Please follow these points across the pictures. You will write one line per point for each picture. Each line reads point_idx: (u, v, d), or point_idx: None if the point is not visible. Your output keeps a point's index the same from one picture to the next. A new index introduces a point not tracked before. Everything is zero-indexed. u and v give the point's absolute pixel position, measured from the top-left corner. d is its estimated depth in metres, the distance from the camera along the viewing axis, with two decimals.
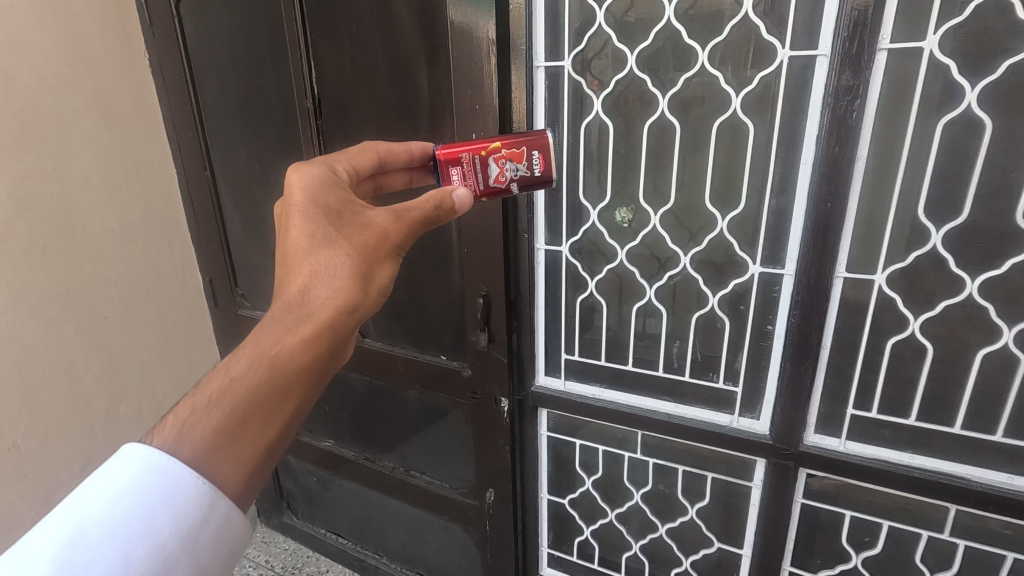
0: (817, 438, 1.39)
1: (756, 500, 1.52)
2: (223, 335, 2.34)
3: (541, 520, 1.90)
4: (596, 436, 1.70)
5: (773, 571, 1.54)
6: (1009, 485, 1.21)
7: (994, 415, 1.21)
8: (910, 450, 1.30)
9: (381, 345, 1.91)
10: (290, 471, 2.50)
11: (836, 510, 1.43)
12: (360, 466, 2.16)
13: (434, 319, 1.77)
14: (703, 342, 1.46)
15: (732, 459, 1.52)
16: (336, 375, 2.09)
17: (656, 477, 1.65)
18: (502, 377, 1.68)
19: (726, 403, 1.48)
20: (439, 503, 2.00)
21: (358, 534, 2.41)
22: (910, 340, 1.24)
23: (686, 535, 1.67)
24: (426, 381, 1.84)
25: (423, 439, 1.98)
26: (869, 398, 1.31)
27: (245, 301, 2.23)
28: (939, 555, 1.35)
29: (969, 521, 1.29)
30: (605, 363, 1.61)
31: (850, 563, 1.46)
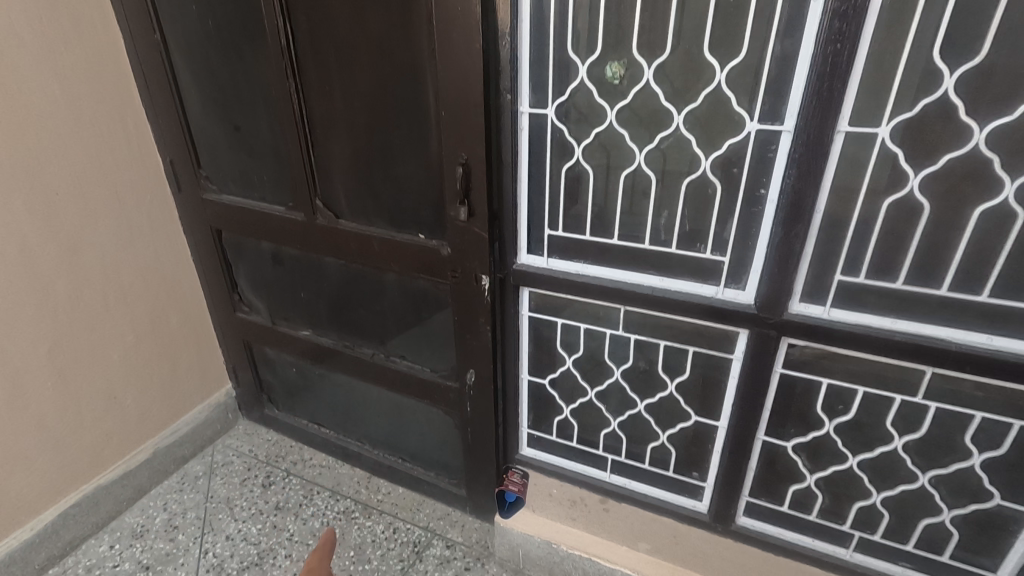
0: (801, 307, 1.37)
1: (735, 372, 1.53)
2: (189, 222, 2.22)
3: (522, 401, 1.92)
4: (578, 316, 1.68)
5: (746, 440, 1.59)
6: (988, 346, 1.22)
7: (982, 276, 1.19)
8: (893, 315, 1.29)
9: (355, 225, 1.83)
10: (268, 363, 2.48)
11: (813, 379, 1.45)
12: (340, 353, 2.15)
13: (412, 195, 1.68)
14: (692, 212, 1.41)
15: (713, 333, 1.51)
16: (312, 259, 2.03)
17: (637, 354, 1.65)
18: (482, 254, 1.62)
19: (711, 275, 1.45)
20: (421, 386, 2.01)
21: (340, 423, 2.43)
22: (907, 198, 1.19)
23: (664, 410, 1.70)
24: (404, 263, 1.78)
25: (402, 324, 1.95)
26: (858, 263, 1.28)
27: (210, 184, 2.09)
28: (910, 418, 1.38)
29: (943, 384, 1.31)
30: (589, 238, 1.55)
31: (823, 430, 1.50)
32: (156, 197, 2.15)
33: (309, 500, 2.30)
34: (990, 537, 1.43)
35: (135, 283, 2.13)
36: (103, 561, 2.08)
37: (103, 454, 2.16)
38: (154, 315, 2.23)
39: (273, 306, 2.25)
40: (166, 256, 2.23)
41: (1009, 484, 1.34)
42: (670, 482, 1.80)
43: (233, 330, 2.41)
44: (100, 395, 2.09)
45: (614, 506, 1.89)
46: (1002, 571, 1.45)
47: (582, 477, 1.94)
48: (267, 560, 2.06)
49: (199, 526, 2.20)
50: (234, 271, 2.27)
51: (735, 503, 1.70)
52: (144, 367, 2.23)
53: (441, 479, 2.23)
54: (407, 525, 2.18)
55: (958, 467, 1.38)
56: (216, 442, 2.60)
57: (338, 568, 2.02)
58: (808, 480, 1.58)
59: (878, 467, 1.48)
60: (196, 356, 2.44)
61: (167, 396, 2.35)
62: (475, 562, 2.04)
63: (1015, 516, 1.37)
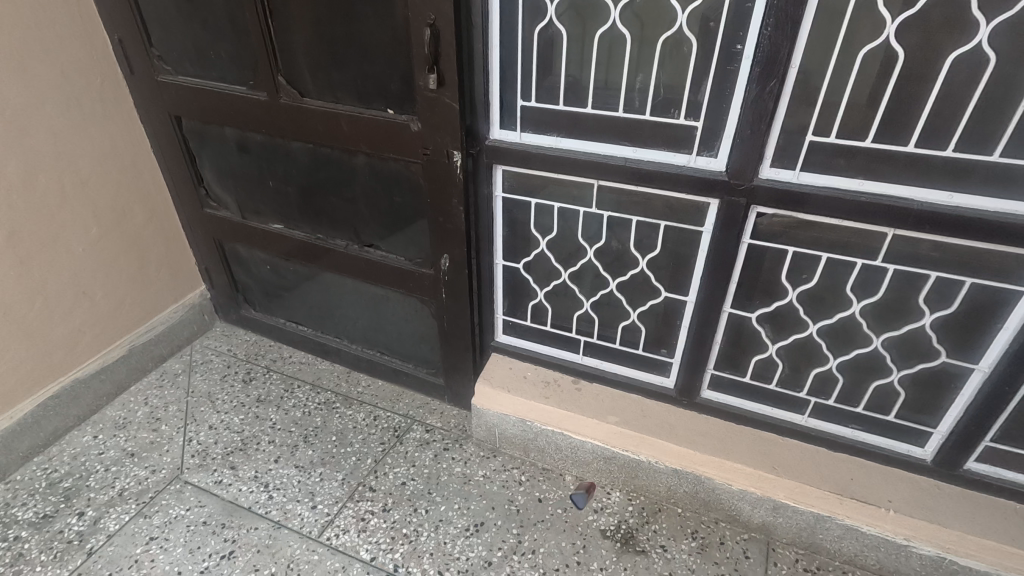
0: (771, 173, 1.38)
1: (705, 245, 1.55)
2: (146, 110, 2.11)
3: (497, 288, 1.95)
4: (552, 195, 1.67)
5: (713, 313, 1.63)
6: (948, 204, 1.25)
7: (948, 130, 1.20)
8: (860, 177, 1.30)
9: (321, 104, 1.75)
10: (241, 262, 2.44)
11: (780, 249, 1.48)
12: (313, 246, 2.13)
13: (379, 67, 1.62)
14: (667, 75, 1.37)
15: (684, 205, 1.52)
16: (278, 146, 1.96)
17: (610, 232, 1.66)
18: (454, 128, 1.59)
19: (684, 144, 1.44)
20: (396, 275, 2.02)
21: (317, 321, 2.44)
22: (882, 48, 1.17)
23: (635, 289, 1.73)
24: (374, 143, 1.73)
25: (375, 211, 1.93)
26: (829, 122, 1.27)
27: (165, 66, 1.97)
28: (869, 283, 1.43)
29: (903, 246, 1.35)
30: (563, 109, 1.51)
31: (786, 300, 1.55)
32: (107, 80, 2.02)
33: (290, 392, 2.34)
34: (934, 395, 1.52)
35: (93, 173, 2.05)
36: (87, 449, 2.11)
37: (77, 348, 2.15)
38: (118, 208, 2.17)
39: (241, 200, 2.20)
40: (125, 145, 2.13)
41: (955, 342, 1.42)
42: (640, 361, 1.86)
43: (203, 228, 2.36)
44: (68, 288, 2.05)
45: (585, 386, 1.97)
46: (942, 427, 1.55)
47: (556, 361, 1.99)
48: (251, 445, 2.12)
49: (181, 417, 2.24)
50: (198, 163, 2.19)
51: (701, 378, 1.77)
52: (112, 262, 2.19)
53: (419, 370, 2.26)
54: (387, 413, 2.24)
55: (910, 329, 1.45)
56: (194, 343, 2.60)
57: (321, 450, 2.09)
58: (769, 351, 1.65)
59: (835, 333, 1.55)
60: (166, 254, 2.40)
61: (138, 294, 2.33)
62: (453, 443, 2.11)
63: (957, 373, 1.46)
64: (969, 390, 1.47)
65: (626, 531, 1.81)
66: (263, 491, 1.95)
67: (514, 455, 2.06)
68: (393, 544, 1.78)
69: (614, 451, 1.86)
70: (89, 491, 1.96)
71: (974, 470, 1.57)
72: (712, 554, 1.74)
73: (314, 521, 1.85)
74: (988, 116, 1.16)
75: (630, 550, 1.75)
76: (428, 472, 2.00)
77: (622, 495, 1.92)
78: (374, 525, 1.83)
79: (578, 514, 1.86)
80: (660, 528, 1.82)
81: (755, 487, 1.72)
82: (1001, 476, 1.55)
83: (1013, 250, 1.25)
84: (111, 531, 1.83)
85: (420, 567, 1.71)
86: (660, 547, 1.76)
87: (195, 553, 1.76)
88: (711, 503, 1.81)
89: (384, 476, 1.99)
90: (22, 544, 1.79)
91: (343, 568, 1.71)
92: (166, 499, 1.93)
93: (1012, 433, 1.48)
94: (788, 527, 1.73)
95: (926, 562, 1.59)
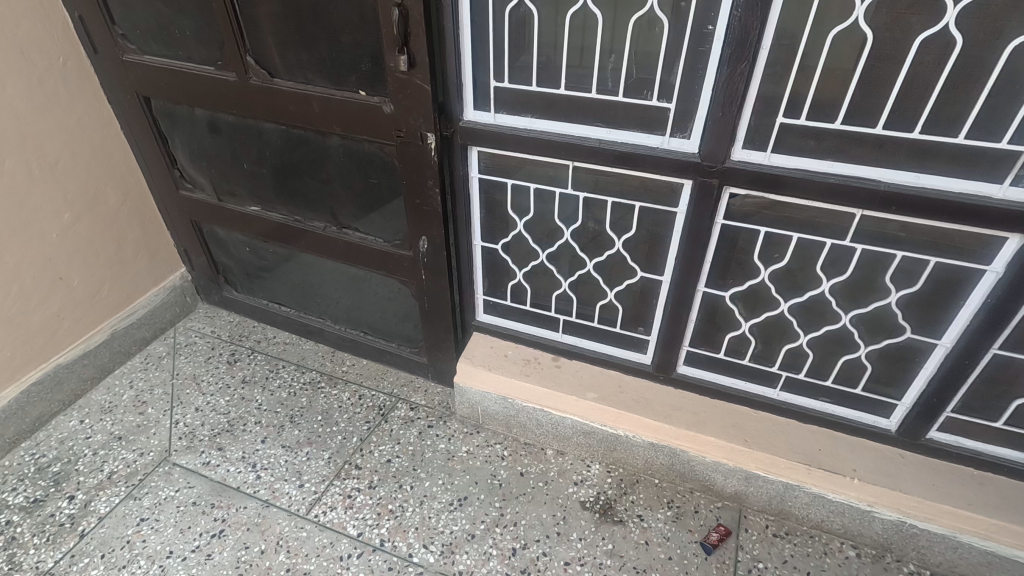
0: (743, 155, 1.38)
1: (679, 226, 1.56)
2: (113, 90, 2.06)
3: (476, 269, 1.95)
4: (528, 176, 1.66)
5: (689, 292, 1.66)
6: (915, 184, 1.26)
7: (917, 111, 1.21)
8: (830, 159, 1.31)
9: (291, 84, 1.72)
10: (219, 244, 2.42)
11: (752, 229, 1.49)
12: (291, 228, 2.11)
13: (349, 47, 1.58)
14: (639, 56, 1.36)
15: (659, 187, 1.52)
16: (251, 127, 1.92)
17: (586, 213, 1.67)
18: (427, 110, 1.57)
19: (657, 125, 1.43)
20: (375, 257, 2.02)
21: (299, 302, 2.44)
22: (852, 29, 1.17)
23: (612, 269, 1.75)
24: (347, 124, 1.71)
25: (352, 192, 1.91)
26: (800, 104, 1.28)
27: (129, 45, 1.91)
28: (838, 262, 1.45)
29: (871, 226, 1.37)
30: (536, 90, 1.49)
31: (758, 279, 1.58)
32: (70, 60, 1.96)
33: (275, 373, 2.36)
34: (899, 369, 1.57)
35: (62, 157, 2.01)
36: (74, 434, 2.13)
37: (58, 334, 2.15)
38: (90, 193, 2.13)
39: (216, 181, 2.16)
40: (93, 128, 2.08)
41: (920, 319, 1.46)
42: (618, 338, 1.89)
43: (179, 210, 2.33)
44: (44, 274, 2.03)
45: (565, 363, 2.00)
46: (906, 399, 1.61)
47: (536, 339, 2.02)
48: (238, 426, 2.14)
49: (168, 400, 2.26)
50: (170, 144, 2.15)
51: (676, 354, 1.81)
52: (87, 247, 2.16)
53: (402, 349, 2.28)
54: (372, 392, 2.27)
55: (877, 306, 1.48)
56: (177, 325, 2.60)
57: (307, 430, 2.12)
58: (742, 328, 1.69)
59: (805, 310, 1.58)
60: (143, 238, 2.37)
61: (117, 278, 2.31)
62: (437, 420, 2.16)
63: (921, 348, 1.50)
64: (932, 364, 1.52)
65: (605, 501, 1.88)
66: (251, 471, 1.99)
67: (497, 431, 2.11)
68: (379, 519, 1.83)
69: (593, 426, 1.91)
70: (78, 475, 1.98)
71: (936, 439, 1.63)
72: (686, 522, 1.82)
73: (301, 499, 1.90)
74: (955, 97, 1.17)
75: (608, 520, 1.82)
76: (413, 449, 2.05)
77: (601, 468, 1.98)
78: (360, 502, 1.88)
79: (559, 487, 1.92)
80: (637, 499, 1.89)
81: (727, 459, 1.79)
82: (961, 445, 1.61)
83: (976, 230, 1.27)
84: (102, 513, 1.86)
85: (406, 541, 1.77)
86: (637, 517, 1.83)
87: (186, 533, 1.80)
88: (686, 474, 1.88)
89: (369, 454, 2.03)
90: (14, 528, 1.82)
91: (330, 544, 1.77)
92: (155, 480, 1.96)
93: (972, 404, 1.54)
94: (759, 495, 1.81)
95: (887, 526, 1.67)
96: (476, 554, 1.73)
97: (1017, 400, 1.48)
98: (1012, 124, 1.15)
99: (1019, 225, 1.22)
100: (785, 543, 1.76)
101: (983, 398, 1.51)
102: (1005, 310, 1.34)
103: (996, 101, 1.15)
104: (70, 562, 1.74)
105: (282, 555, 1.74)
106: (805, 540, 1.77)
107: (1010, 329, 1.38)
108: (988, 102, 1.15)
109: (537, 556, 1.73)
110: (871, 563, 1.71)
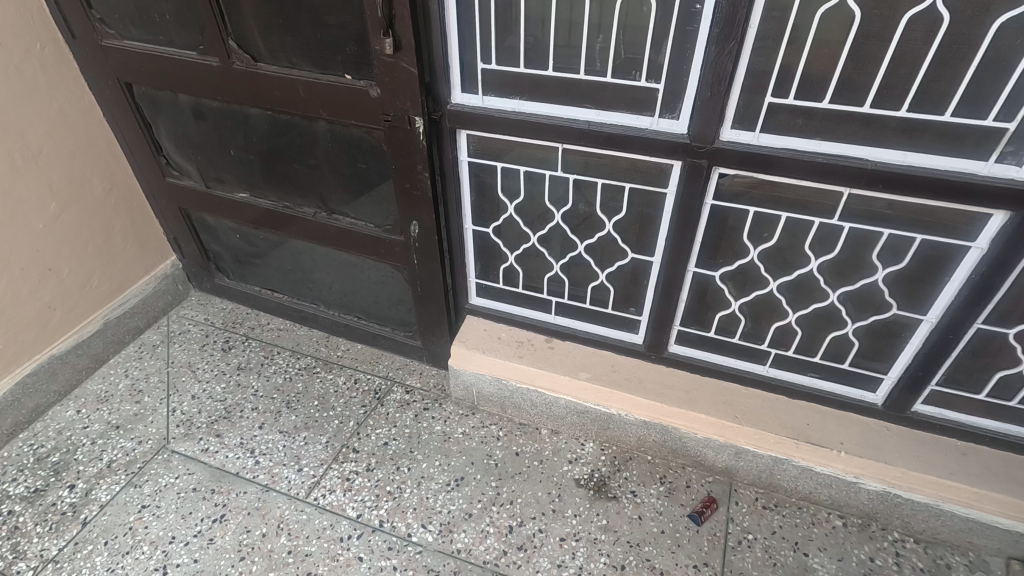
0: (732, 135, 1.38)
1: (669, 207, 1.57)
2: (93, 76, 2.02)
3: (468, 252, 1.95)
4: (518, 159, 1.65)
5: (679, 272, 1.67)
6: (902, 163, 1.27)
7: (904, 89, 1.21)
8: (818, 138, 1.31)
9: (276, 69, 1.69)
10: (209, 231, 2.41)
11: (741, 209, 1.50)
12: (280, 214, 2.10)
13: (334, 29, 1.56)
14: (627, 35, 1.35)
15: (649, 168, 1.52)
16: (235, 112, 1.90)
17: (576, 195, 1.66)
18: (413, 93, 1.55)
19: (646, 106, 1.43)
20: (366, 242, 2.01)
21: (291, 288, 2.43)
22: (840, 6, 1.16)
23: (603, 251, 1.76)
24: (334, 109, 1.69)
25: (341, 177, 1.90)
26: (788, 83, 1.27)
27: (108, 30, 1.87)
28: (826, 241, 1.47)
29: (858, 204, 1.38)
30: (524, 71, 1.48)
31: (747, 259, 1.59)
32: (47, 46, 1.91)
33: (270, 359, 2.37)
34: (886, 345, 1.60)
35: (45, 146, 1.98)
36: (71, 424, 2.14)
37: (50, 325, 2.14)
38: (75, 182, 2.11)
39: (203, 168, 2.14)
40: (75, 116, 2.05)
41: (906, 295, 1.48)
42: (610, 319, 1.90)
43: (167, 198, 2.31)
44: (32, 265, 2.02)
45: (558, 345, 2.02)
46: (892, 373, 1.64)
47: (529, 321, 2.03)
48: (235, 412, 2.16)
49: (164, 388, 2.27)
50: (155, 131, 2.12)
51: (668, 334, 1.83)
52: (75, 238, 2.15)
53: (397, 333, 2.29)
54: (367, 375, 2.30)
55: (864, 283, 1.50)
56: (170, 313, 2.60)
57: (304, 415, 2.14)
58: (732, 307, 1.71)
59: (794, 288, 1.60)
60: (131, 226, 2.35)
61: (108, 268, 2.30)
62: (433, 402, 2.18)
63: (907, 323, 1.53)
64: (918, 339, 1.54)
65: (599, 479, 1.92)
66: (249, 457, 2.01)
67: (491, 412, 2.14)
68: (378, 501, 1.86)
69: (586, 405, 1.94)
70: (77, 465, 2.00)
71: (921, 412, 1.67)
72: (678, 496, 1.86)
73: (301, 483, 1.92)
74: (942, 75, 1.17)
75: (602, 497, 1.86)
76: (409, 432, 2.07)
77: (594, 446, 2.02)
78: (358, 485, 1.91)
79: (553, 466, 1.96)
80: (631, 475, 1.93)
81: (718, 435, 1.83)
82: (944, 417, 1.65)
83: (961, 207, 1.29)
84: (103, 501, 1.88)
85: (405, 522, 1.81)
86: (630, 493, 1.87)
87: (187, 518, 1.83)
88: (678, 450, 1.92)
89: (366, 438, 2.06)
90: (16, 518, 1.84)
91: (331, 526, 1.80)
92: (154, 468, 1.98)
93: (955, 377, 1.57)
94: (748, 470, 1.85)
95: (873, 496, 1.72)
96: (474, 532, 1.77)
97: (999, 373, 1.51)
98: (998, 101, 1.16)
99: (1002, 203, 1.23)
100: (774, 515, 1.81)
101: (966, 371, 1.55)
102: (988, 285, 1.37)
103: (982, 78, 1.15)
104: (74, 549, 1.76)
105: (283, 538, 1.77)
106: (793, 511, 1.82)
107: (993, 304, 1.40)
108: (974, 78, 1.15)
109: (533, 533, 1.77)
110: (857, 532, 1.76)
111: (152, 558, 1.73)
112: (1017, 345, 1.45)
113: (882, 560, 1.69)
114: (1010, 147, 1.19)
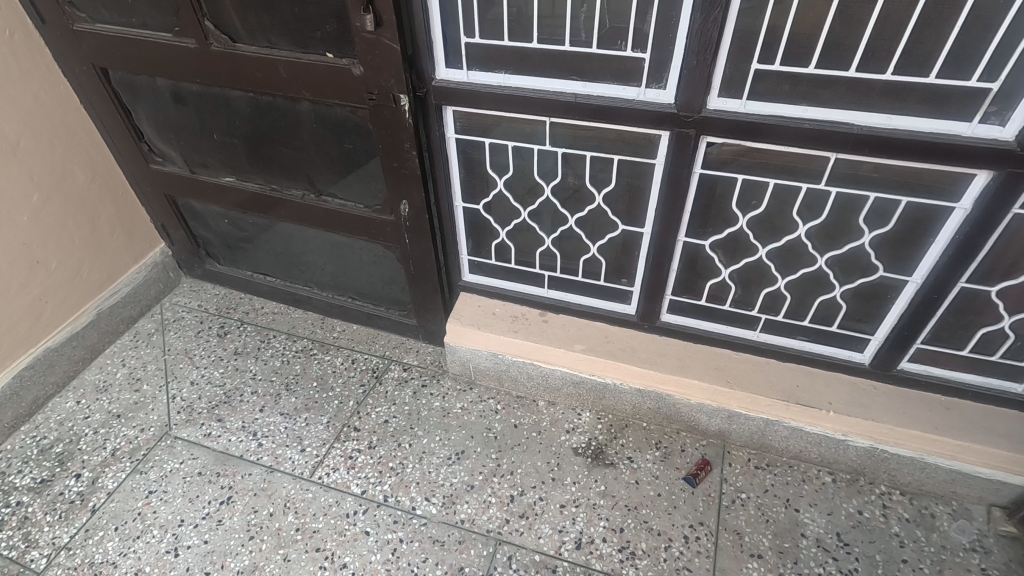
0: (719, 103, 1.38)
1: (657, 177, 1.57)
2: (67, 63, 1.97)
3: (459, 230, 1.95)
4: (506, 134, 1.64)
5: (669, 242, 1.68)
6: (887, 126, 1.28)
7: (888, 52, 1.21)
8: (804, 103, 1.32)
9: (255, 50, 1.66)
10: (197, 217, 2.39)
11: (730, 178, 1.51)
12: (268, 197, 2.08)
13: (312, 6, 1.52)
14: (611, 4, 1.33)
15: (636, 139, 1.52)
16: (216, 94, 1.86)
17: (565, 168, 1.66)
18: (397, 70, 1.53)
19: (633, 77, 1.42)
20: (356, 224, 2.01)
21: (283, 271, 2.43)
22: None
23: (593, 224, 1.76)
24: (316, 89, 1.67)
25: (327, 159, 1.88)
26: (774, 48, 1.27)
27: (79, 13, 1.82)
28: (814, 206, 1.48)
29: (845, 169, 1.39)
30: (509, 44, 1.46)
31: (737, 226, 1.60)
32: (17, 32, 1.85)
33: (267, 343, 2.38)
34: (874, 307, 1.63)
35: (23, 136, 1.93)
36: (72, 414, 2.15)
37: (42, 318, 2.13)
38: (57, 171, 2.07)
39: (187, 154, 2.11)
40: (51, 104, 2.00)
41: (891, 258, 1.51)
42: (603, 291, 1.92)
43: (152, 184, 2.28)
44: (20, 259, 2.00)
45: (552, 318, 2.05)
46: (879, 333, 1.68)
47: (523, 295, 2.05)
48: (235, 396, 2.18)
49: (162, 375, 2.28)
50: (135, 117, 2.08)
51: (660, 303, 1.86)
52: (62, 228, 2.13)
53: (392, 312, 2.30)
54: (364, 354, 2.32)
55: (852, 247, 1.52)
56: (163, 301, 2.59)
57: (304, 396, 2.17)
58: (723, 275, 1.73)
59: (783, 254, 1.62)
60: (117, 215, 2.33)
61: (96, 257, 2.28)
62: (430, 379, 2.21)
63: (893, 285, 1.56)
64: (904, 300, 1.58)
65: (596, 447, 1.96)
66: (252, 439, 2.04)
67: (489, 386, 2.17)
68: (381, 477, 1.90)
69: (582, 376, 1.98)
70: (82, 454, 2.02)
71: (907, 369, 1.72)
72: (674, 460, 1.92)
73: (303, 462, 1.96)
74: (926, 36, 1.17)
75: (600, 464, 1.91)
76: (408, 408, 2.11)
77: (591, 415, 2.06)
78: (361, 462, 1.95)
79: (551, 436, 2.00)
80: (627, 441, 1.98)
81: (711, 400, 1.87)
82: (930, 373, 1.70)
83: (946, 168, 1.30)
84: (110, 488, 1.91)
85: (408, 496, 1.85)
86: (627, 459, 1.93)
87: (194, 501, 1.86)
88: (672, 416, 1.97)
89: (366, 416, 2.09)
90: (25, 508, 1.87)
91: (336, 502, 1.84)
92: (158, 455, 2.00)
93: (939, 335, 1.61)
94: (741, 432, 1.90)
95: (861, 452, 1.78)
96: (476, 503, 1.82)
97: (982, 329, 1.55)
98: (982, 61, 1.16)
99: (987, 164, 1.25)
100: (766, 474, 1.87)
101: (950, 329, 1.59)
102: (972, 245, 1.39)
103: (966, 37, 1.15)
104: (86, 535, 1.80)
105: (290, 516, 1.81)
106: (785, 470, 1.88)
107: (977, 263, 1.43)
108: (959, 37, 1.16)
109: (534, 501, 1.82)
110: (845, 486, 1.83)
111: (163, 541, 1.77)
112: (999, 303, 1.49)
113: (870, 512, 1.76)
114: (994, 106, 1.20)
